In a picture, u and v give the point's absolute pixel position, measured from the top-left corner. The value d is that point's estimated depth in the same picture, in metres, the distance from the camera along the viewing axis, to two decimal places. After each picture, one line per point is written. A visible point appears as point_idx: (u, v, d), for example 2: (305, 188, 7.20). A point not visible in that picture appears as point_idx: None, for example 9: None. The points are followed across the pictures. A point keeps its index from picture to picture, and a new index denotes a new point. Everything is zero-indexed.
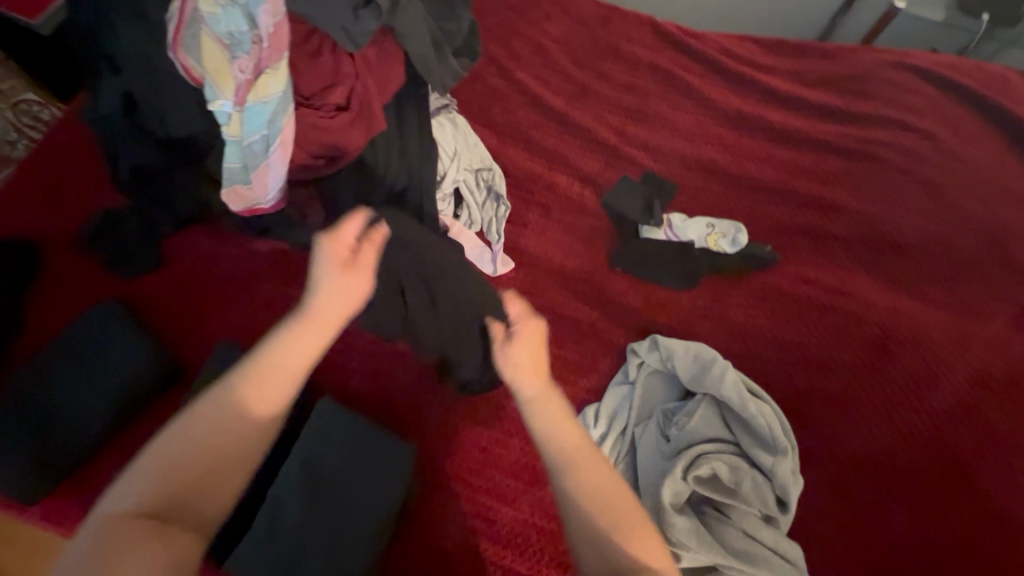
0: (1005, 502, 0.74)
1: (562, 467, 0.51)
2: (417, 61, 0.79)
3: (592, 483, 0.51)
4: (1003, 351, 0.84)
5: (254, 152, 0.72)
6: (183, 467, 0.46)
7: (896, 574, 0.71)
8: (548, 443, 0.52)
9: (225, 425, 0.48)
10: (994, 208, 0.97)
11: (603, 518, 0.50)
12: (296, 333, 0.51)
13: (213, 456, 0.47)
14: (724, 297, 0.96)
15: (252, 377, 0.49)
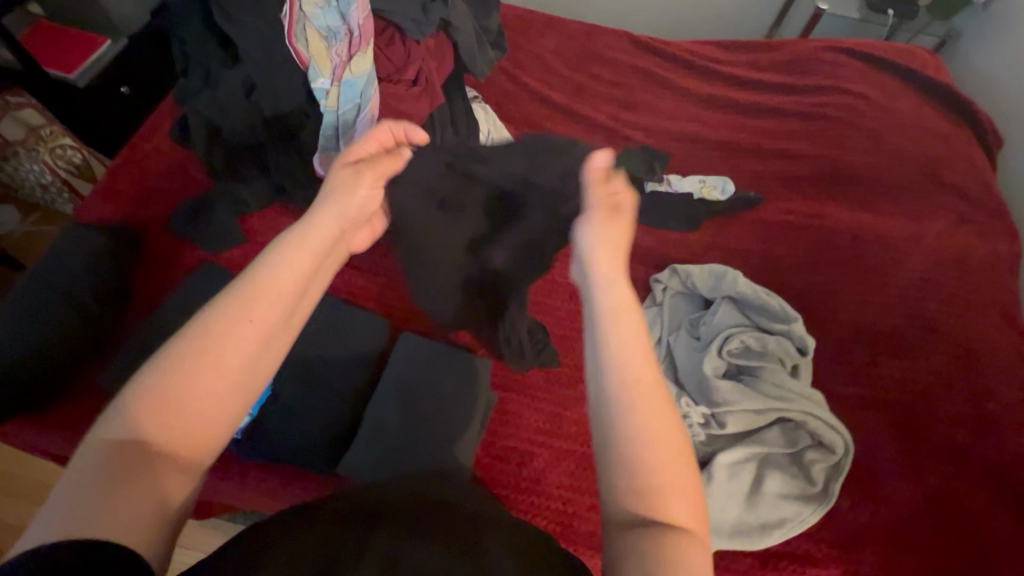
0: (965, 345, 0.94)
1: (632, 394, 0.44)
2: (462, 51, 1.01)
3: (665, 422, 0.43)
4: (941, 242, 1.07)
5: (345, 120, 0.90)
6: (192, 384, 0.41)
7: (888, 407, 0.90)
8: (620, 353, 0.46)
9: (227, 339, 0.43)
10: (922, 143, 1.21)
11: (647, 440, 0.42)
12: (302, 242, 0.51)
13: (198, 382, 0.41)
14: (724, 231, 1.14)
15: (255, 284, 0.46)
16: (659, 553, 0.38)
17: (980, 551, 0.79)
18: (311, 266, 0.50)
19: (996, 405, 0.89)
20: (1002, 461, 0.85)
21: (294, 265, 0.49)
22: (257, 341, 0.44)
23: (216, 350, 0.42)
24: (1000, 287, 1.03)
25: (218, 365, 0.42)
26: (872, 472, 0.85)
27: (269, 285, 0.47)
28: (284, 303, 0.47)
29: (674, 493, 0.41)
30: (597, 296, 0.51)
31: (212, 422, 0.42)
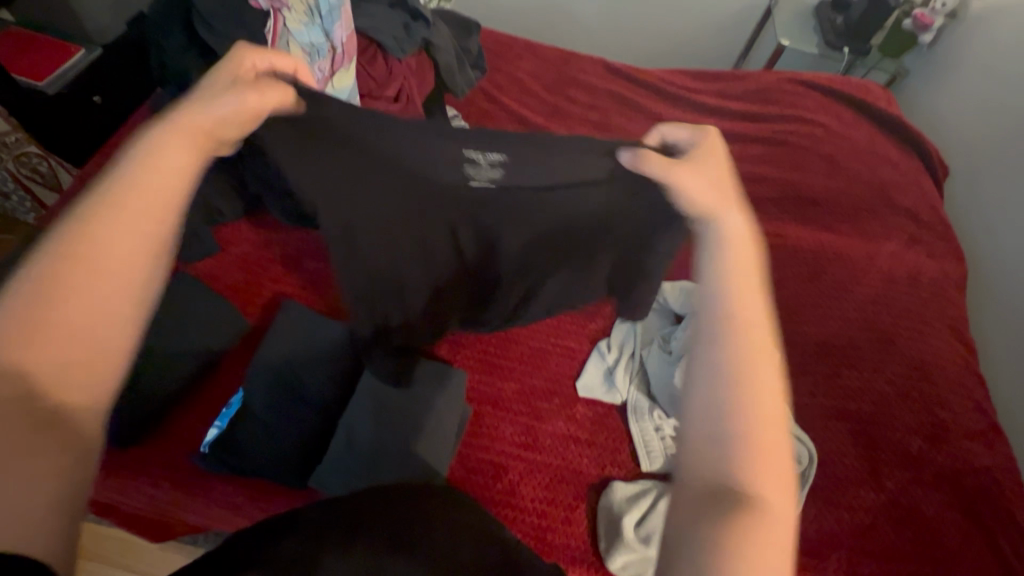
0: (916, 355, 1.00)
1: (728, 331, 0.44)
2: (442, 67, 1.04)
3: (768, 376, 0.43)
4: (894, 261, 1.14)
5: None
6: (45, 335, 0.37)
7: (848, 416, 0.94)
8: (730, 293, 0.46)
9: (89, 274, 0.39)
10: (875, 170, 1.28)
11: (747, 383, 0.42)
12: (167, 138, 0.48)
13: (89, 290, 0.39)
14: None
15: (103, 211, 0.42)
16: (733, 529, 0.37)
17: (938, 557, 0.83)
18: (174, 184, 0.46)
19: (949, 414, 0.94)
20: (956, 468, 0.89)
21: (161, 171, 0.46)
22: (126, 276, 0.41)
23: (110, 259, 0.41)
24: (949, 304, 1.09)
25: (70, 312, 0.38)
26: (835, 479, 0.88)
27: (142, 185, 0.44)
28: (171, 196, 0.45)
29: (763, 465, 0.40)
30: (724, 237, 0.51)
31: (98, 367, 0.39)
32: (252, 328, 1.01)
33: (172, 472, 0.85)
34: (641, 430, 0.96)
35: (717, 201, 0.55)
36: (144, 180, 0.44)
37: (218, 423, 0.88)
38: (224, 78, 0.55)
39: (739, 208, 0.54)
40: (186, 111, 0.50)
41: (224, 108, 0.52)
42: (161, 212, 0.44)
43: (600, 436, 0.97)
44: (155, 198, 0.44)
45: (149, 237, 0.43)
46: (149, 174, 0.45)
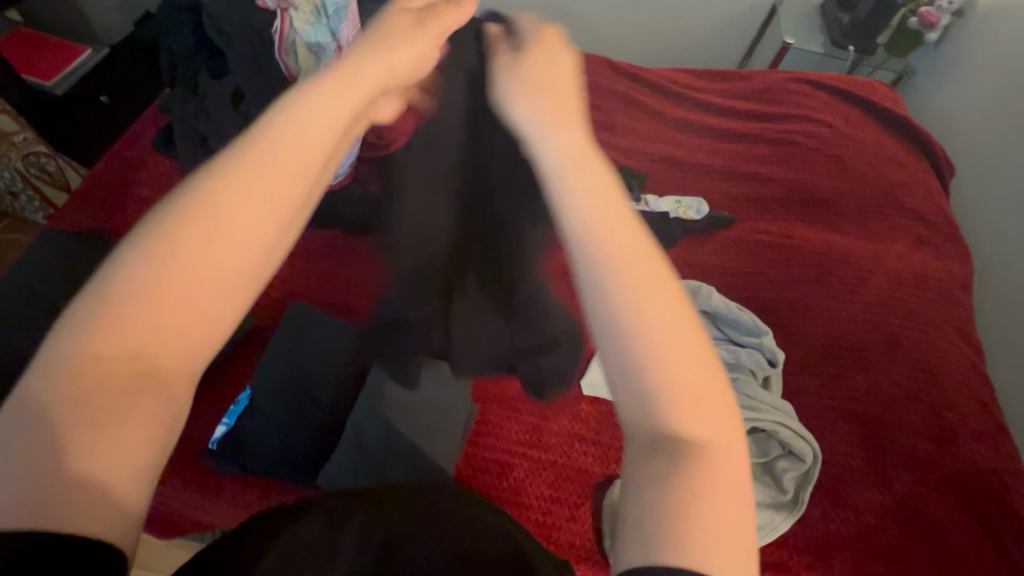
0: (922, 355, 1.00)
1: (623, 284, 0.41)
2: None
3: (673, 324, 0.41)
4: (901, 262, 1.13)
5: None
6: (162, 308, 0.36)
7: (854, 417, 0.94)
8: (605, 239, 0.42)
9: (203, 247, 0.37)
10: (881, 170, 1.28)
11: (663, 339, 0.40)
12: (326, 97, 0.41)
13: (205, 273, 0.37)
14: (699, 249, 1.19)
15: (228, 177, 0.38)
16: (675, 480, 0.38)
17: (944, 558, 0.83)
18: (315, 155, 0.40)
19: (956, 416, 0.94)
20: (962, 469, 0.89)
21: (295, 139, 0.39)
22: (240, 258, 0.38)
23: (227, 244, 0.37)
24: (955, 304, 1.09)
25: (183, 286, 0.36)
26: (840, 479, 0.89)
27: (275, 154, 0.39)
28: (306, 179, 0.40)
29: (691, 412, 0.40)
30: (562, 163, 0.45)
31: (201, 337, 0.38)
32: (260, 327, 1.01)
33: (184, 468, 0.86)
34: None
35: (557, 110, 0.47)
36: (277, 143, 0.39)
37: (226, 420, 0.89)
38: (401, 22, 0.47)
39: (567, 117, 0.47)
40: (349, 66, 0.43)
41: (364, 74, 0.43)
42: (287, 193, 0.39)
43: (605, 434, 0.97)
44: (288, 175, 0.39)
45: (269, 226, 0.39)
46: (284, 141, 0.39)
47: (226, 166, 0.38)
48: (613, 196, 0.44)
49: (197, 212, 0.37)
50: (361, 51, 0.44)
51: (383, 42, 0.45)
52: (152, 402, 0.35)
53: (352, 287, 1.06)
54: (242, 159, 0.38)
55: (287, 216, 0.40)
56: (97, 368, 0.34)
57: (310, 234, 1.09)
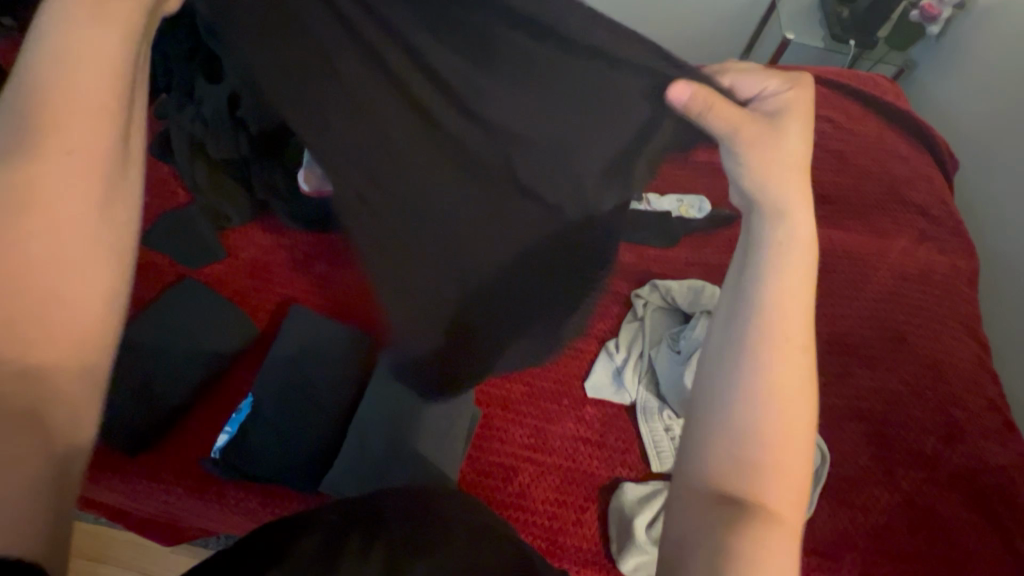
0: (927, 352, 0.99)
1: (771, 371, 0.49)
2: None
3: (790, 418, 0.49)
4: (906, 257, 1.13)
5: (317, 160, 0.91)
6: (26, 287, 0.42)
7: (861, 414, 0.93)
8: (776, 319, 0.50)
9: (44, 220, 0.42)
10: (884, 165, 1.27)
11: (772, 415, 0.48)
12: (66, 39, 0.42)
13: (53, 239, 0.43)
14: (701, 248, 1.18)
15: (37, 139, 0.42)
16: (745, 529, 0.46)
17: (954, 556, 0.82)
18: (105, 109, 0.43)
19: (963, 412, 0.93)
20: (969, 466, 0.88)
21: (69, 89, 0.42)
22: (80, 224, 0.44)
23: (58, 211, 0.43)
24: (962, 299, 1.08)
25: (40, 254, 0.42)
26: (848, 479, 0.88)
27: (64, 103, 0.42)
28: (103, 123, 0.44)
29: (777, 479, 0.47)
30: (768, 253, 0.52)
31: (86, 297, 0.44)
32: (262, 333, 1.00)
33: (186, 478, 0.85)
34: (650, 431, 0.96)
35: (792, 189, 0.54)
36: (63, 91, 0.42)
37: (229, 428, 0.87)
38: None
39: (804, 211, 0.54)
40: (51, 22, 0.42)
41: (120, 14, 0.43)
42: (99, 134, 0.44)
43: (609, 436, 0.97)
44: (77, 127, 0.42)
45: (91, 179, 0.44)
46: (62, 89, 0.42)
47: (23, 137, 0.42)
48: (807, 302, 0.51)
49: (22, 194, 0.41)
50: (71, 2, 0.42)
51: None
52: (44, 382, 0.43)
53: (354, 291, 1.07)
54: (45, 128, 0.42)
55: (103, 168, 0.44)
56: None
57: (312, 238, 1.10)
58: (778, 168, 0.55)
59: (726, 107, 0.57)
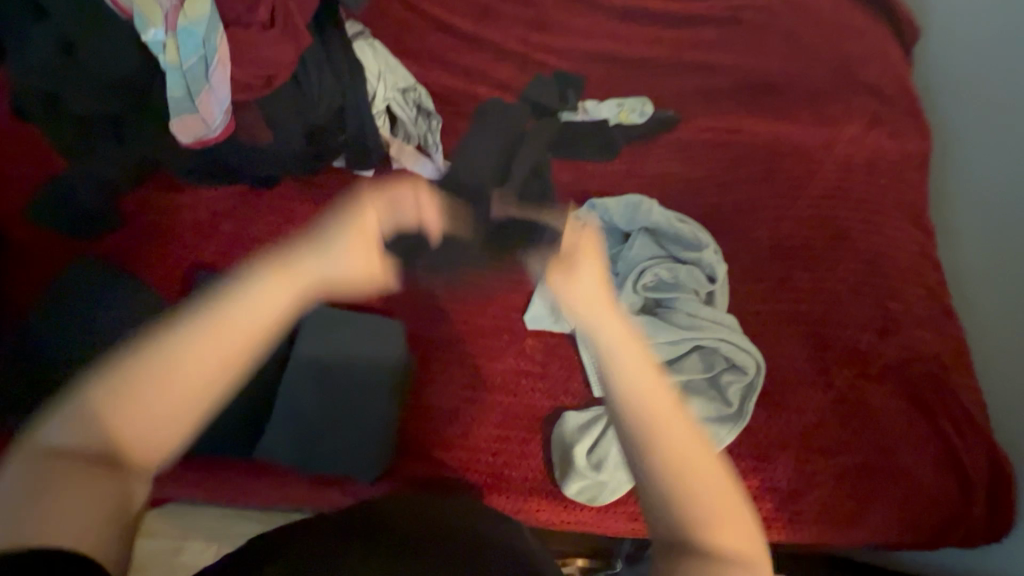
0: (869, 248, 0.95)
1: (666, 470, 0.40)
2: (347, 95, 0.99)
3: (713, 482, 0.40)
4: (855, 145, 1.05)
5: (194, 77, 0.79)
6: (137, 398, 0.40)
7: (800, 318, 0.91)
8: (630, 392, 0.41)
9: (160, 383, 0.41)
10: (838, 42, 1.16)
11: (685, 486, 0.40)
12: (267, 288, 0.44)
13: (187, 373, 0.41)
14: (642, 157, 1.10)
15: (204, 333, 0.42)
16: None
17: (885, 446, 0.84)
18: (248, 339, 0.43)
19: (901, 305, 0.91)
20: (904, 359, 0.88)
21: (247, 309, 0.43)
22: (198, 376, 0.41)
23: (196, 356, 0.41)
24: (910, 186, 1.03)
25: (162, 403, 0.41)
26: (785, 384, 0.88)
27: (231, 323, 0.43)
28: (247, 343, 0.43)
29: (718, 522, 0.39)
30: (580, 320, 0.45)
31: (147, 449, 0.41)
32: (171, 304, 0.93)
33: None
34: (591, 356, 0.93)
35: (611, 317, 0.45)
36: (230, 322, 0.43)
37: None
38: (346, 237, 0.49)
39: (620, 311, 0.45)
40: (279, 275, 0.46)
41: (283, 302, 0.45)
42: (241, 351, 0.43)
43: (552, 365, 0.95)
44: (241, 333, 0.43)
45: (232, 362, 0.42)
46: (245, 306, 0.43)
47: (193, 324, 0.42)
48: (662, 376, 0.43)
49: (162, 355, 0.41)
50: (307, 253, 0.48)
51: (331, 265, 0.48)
52: (122, 472, 0.40)
53: (270, 247, 0.99)
54: (212, 335, 0.42)
55: (235, 356, 0.43)
56: (79, 446, 0.39)
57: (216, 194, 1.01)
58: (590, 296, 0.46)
59: (574, 282, 0.46)
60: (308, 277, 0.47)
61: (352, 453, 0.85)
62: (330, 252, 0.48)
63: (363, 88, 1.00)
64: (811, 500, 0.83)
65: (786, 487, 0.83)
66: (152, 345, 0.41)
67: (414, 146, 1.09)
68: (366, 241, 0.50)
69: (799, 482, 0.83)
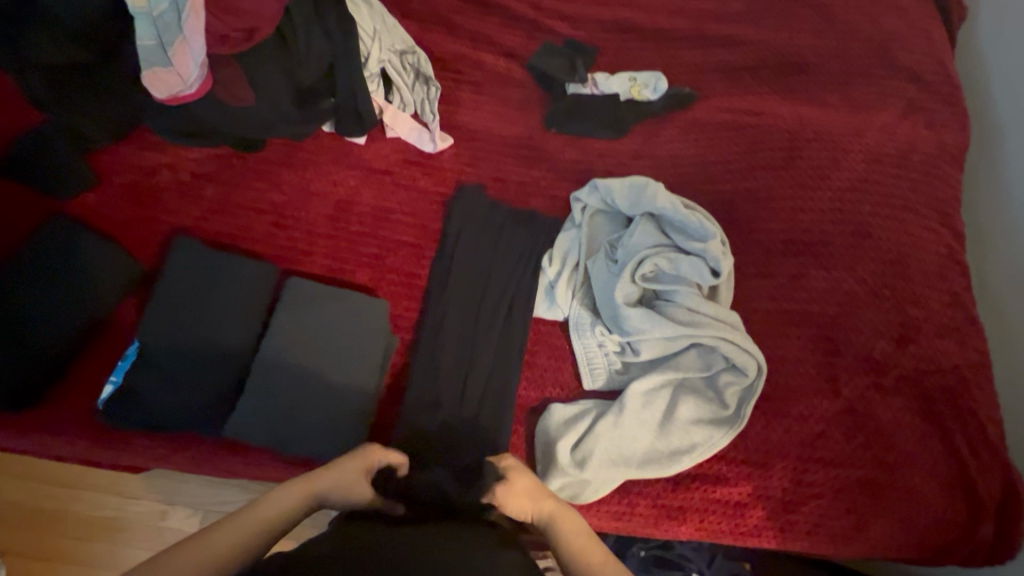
0: (890, 248, 0.88)
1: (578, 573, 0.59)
2: (339, 55, 0.91)
3: None
4: (887, 134, 0.97)
5: (167, 23, 0.73)
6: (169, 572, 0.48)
7: (810, 319, 0.85)
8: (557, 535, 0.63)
9: (186, 556, 0.50)
10: (876, 19, 1.06)
11: None
12: (285, 493, 0.59)
13: (217, 545, 0.52)
14: (653, 136, 1.02)
15: (233, 518, 0.55)
16: None
17: (890, 461, 0.79)
18: (265, 536, 0.55)
19: (921, 311, 0.85)
20: (919, 369, 0.82)
21: (268, 514, 0.57)
22: (225, 541, 0.52)
23: (224, 538, 0.53)
24: (943, 182, 0.95)
25: (194, 559, 0.50)
26: (788, 388, 0.82)
27: (256, 521, 0.56)
28: (260, 539, 0.55)
29: None
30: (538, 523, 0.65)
31: None
32: (148, 270, 0.90)
33: (84, 427, 0.80)
34: (584, 347, 0.88)
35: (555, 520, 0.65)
36: (258, 517, 0.56)
37: (114, 378, 0.80)
38: (354, 461, 0.66)
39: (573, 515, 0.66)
40: (303, 482, 0.61)
41: (292, 502, 0.59)
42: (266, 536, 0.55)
43: (541, 353, 0.90)
44: (260, 532, 0.55)
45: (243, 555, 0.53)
46: (271, 519, 0.57)
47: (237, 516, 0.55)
48: (581, 523, 0.65)
49: (194, 537, 0.51)
50: (322, 474, 0.63)
51: (333, 477, 0.63)
52: None
53: (254, 214, 0.94)
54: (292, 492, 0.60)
55: (255, 529, 0.55)
56: None
57: (199, 156, 0.96)
58: (513, 495, 0.66)
59: (516, 483, 0.67)
60: (326, 483, 0.62)
61: (323, 436, 0.80)
62: (326, 479, 0.62)
63: (356, 54, 0.92)
64: (806, 512, 0.78)
65: (781, 495, 0.79)
66: (191, 536, 0.51)
67: (410, 113, 1.03)
68: (362, 456, 0.67)
69: (794, 493, 0.79)
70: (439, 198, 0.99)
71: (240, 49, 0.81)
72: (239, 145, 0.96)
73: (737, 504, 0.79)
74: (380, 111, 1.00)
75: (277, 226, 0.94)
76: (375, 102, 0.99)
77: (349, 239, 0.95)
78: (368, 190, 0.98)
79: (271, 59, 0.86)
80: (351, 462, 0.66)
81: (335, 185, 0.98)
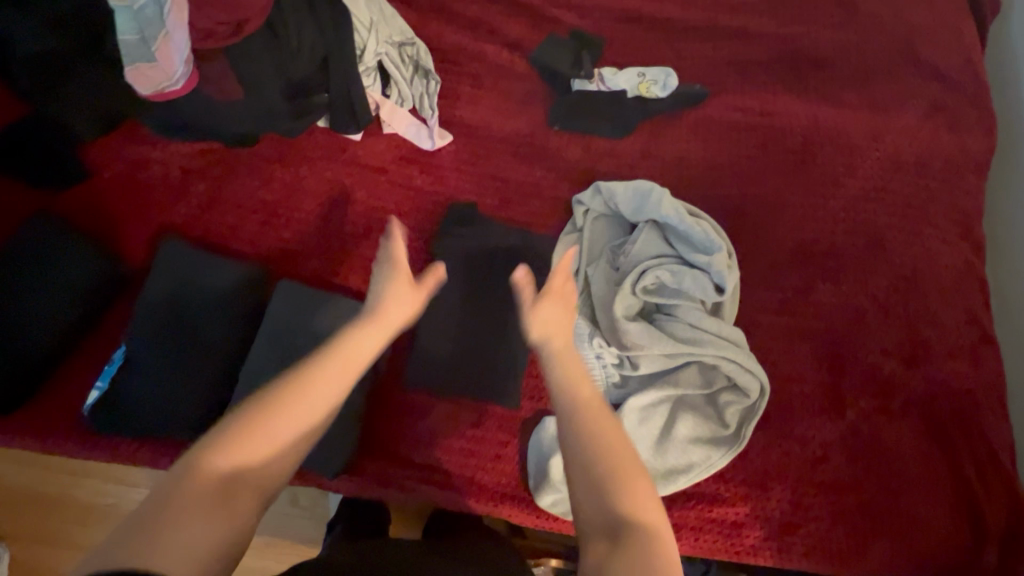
0: (905, 262, 0.84)
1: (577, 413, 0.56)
2: (332, 48, 0.87)
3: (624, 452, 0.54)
4: (908, 139, 0.92)
5: (148, 18, 0.69)
6: (257, 436, 0.51)
7: (817, 336, 0.82)
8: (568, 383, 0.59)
9: (267, 417, 0.53)
10: (902, 13, 1.00)
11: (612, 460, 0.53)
12: (359, 334, 0.63)
13: (286, 399, 0.54)
14: (661, 136, 0.98)
15: (305, 370, 0.57)
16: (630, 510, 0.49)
17: (894, 486, 0.76)
18: (336, 402, 0.57)
19: (935, 331, 0.81)
20: (929, 393, 0.79)
21: (344, 360, 0.59)
22: (308, 402, 0.55)
23: (294, 388, 0.55)
24: (966, 191, 0.90)
25: (279, 428, 0.52)
26: (792, 409, 0.79)
27: (324, 368, 0.58)
28: (335, 395, 0.57)
29: (639, 492, 0.51)
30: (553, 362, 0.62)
31: (259, 475, 0.50)
32: (135, 270, 0.88)
33: (73, 432, 0.79)
34: (582, 359, 0.83)
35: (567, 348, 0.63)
36: (324, 367, 0.58)
37: (100, 384, 0.79)
38: (401, 288, 0.69)
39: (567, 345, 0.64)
40: (368, 328, 0.64)
41: (362, 352, 0.61)
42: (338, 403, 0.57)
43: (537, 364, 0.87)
44: (331, 381, 0.57)
45: (320, 409, 0.55)
46: (343, 357, 0.60)
47: (312, 361, 0.58)
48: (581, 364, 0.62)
49: (270, 399, 0.54)
50: (386, 310, 0.66)
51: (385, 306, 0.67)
52: (233, 505, 0.47)
53: (245, 213, 0.92)
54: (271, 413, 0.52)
55: (334, 392, 0.57)
56: (202, 486, 0.47)
57: (188, 152, 0.93)
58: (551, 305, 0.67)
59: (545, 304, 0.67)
60: (377, 324, 0.65)
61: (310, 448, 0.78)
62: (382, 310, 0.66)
63: (350, 48, 0.88)
64: (805, 536, 0.76)
65: (779, 517, 0.76)
66: (269, 389, 0.55)
67: (408, 109, 0.99)
68: (406, 283, 0.70)
69: (793, 515, 0.76)
70: (435, 197, 0.96)
71: (231, 42, 0.78)
72: (229, 142, 0.93)
73: (735, 525, 0.76)
74: (375, 106, 0.96)
75: (269, 226, 0.92)
76: (370, 97, 0.95)
77: (342, 240, 0.92)
78: (362, 189, 0.95)
79: (262, 52, 0.82)
80: (399, 290, 0.69)
81: (328, 183, 0.95)
